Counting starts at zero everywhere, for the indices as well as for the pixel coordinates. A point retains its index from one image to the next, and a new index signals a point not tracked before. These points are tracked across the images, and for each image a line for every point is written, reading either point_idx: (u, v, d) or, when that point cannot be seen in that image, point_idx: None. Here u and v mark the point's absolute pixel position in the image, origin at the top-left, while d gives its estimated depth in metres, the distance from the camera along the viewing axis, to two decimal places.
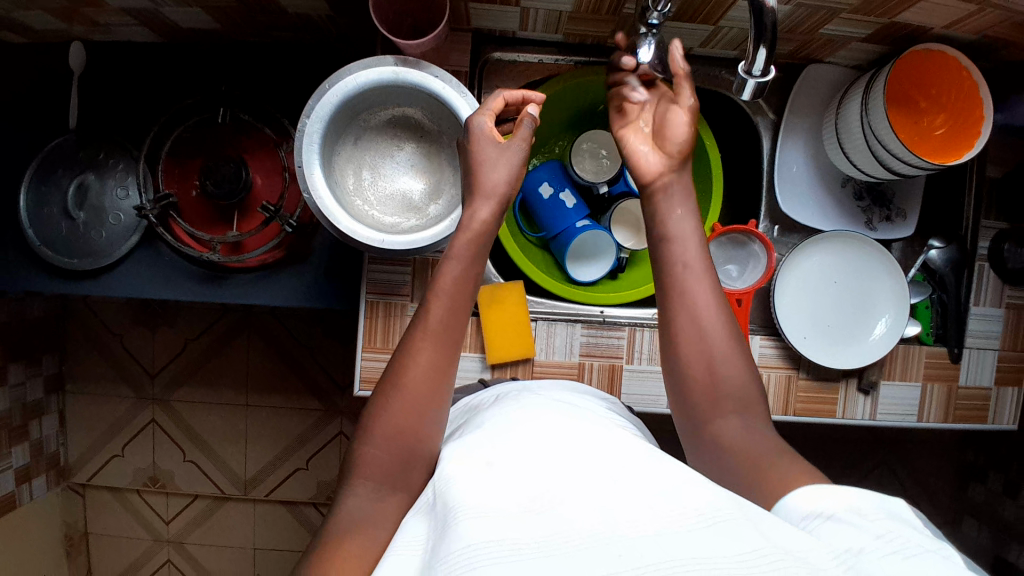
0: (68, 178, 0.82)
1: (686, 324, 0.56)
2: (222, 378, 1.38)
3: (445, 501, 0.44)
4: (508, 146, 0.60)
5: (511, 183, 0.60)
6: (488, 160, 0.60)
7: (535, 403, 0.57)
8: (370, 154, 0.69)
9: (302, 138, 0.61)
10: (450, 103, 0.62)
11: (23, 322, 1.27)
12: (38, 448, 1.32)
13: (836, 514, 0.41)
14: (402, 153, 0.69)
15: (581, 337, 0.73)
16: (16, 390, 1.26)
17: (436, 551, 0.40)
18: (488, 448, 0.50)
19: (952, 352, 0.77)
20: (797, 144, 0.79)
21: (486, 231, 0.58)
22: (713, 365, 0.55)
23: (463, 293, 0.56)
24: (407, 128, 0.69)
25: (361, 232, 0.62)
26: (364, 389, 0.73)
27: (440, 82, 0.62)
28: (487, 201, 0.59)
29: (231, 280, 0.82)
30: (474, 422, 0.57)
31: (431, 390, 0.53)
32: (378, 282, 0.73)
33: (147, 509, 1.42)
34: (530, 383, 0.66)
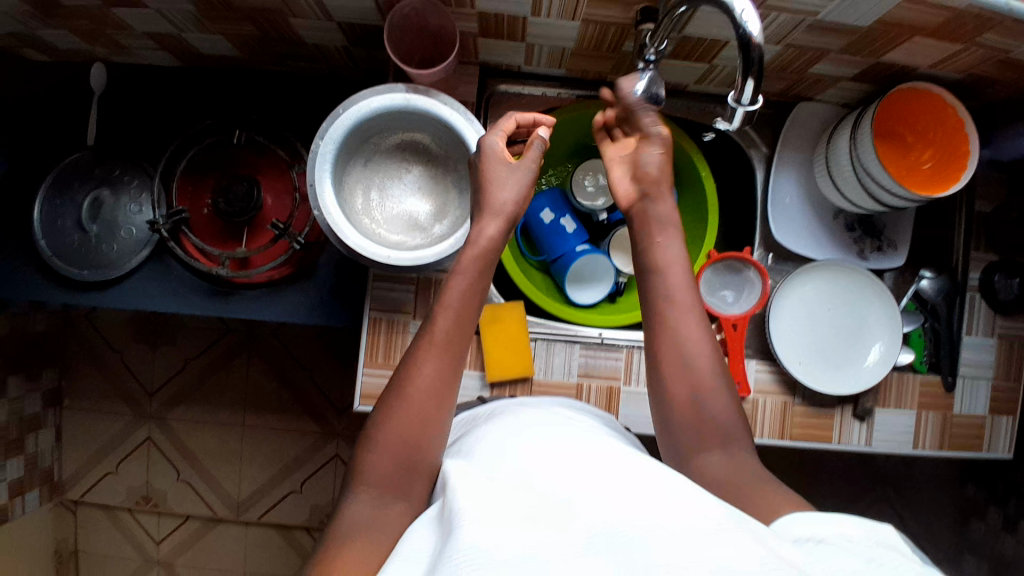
0: (83, 193, 0.85)
1: (672, 360, 0.58)
2: (221, 396, 1.39)
3: (452, 507, 0.46)
4: (517, 166, 0.63)
5: (520, 202, 0.62)
6: (496, 179, 0.62)
7: (531, 416, 0.58)
8: (379, 175, 0.71)
9: (315, 157, 0.63)
10: (458, 128, 0.65)
11: (26, 335, 1.29)
12: (33, 463, 1.32)
13: (827, 538, 0.42)
14: (409, 175, 0.72)
15: (579, 358, 0.75)
16: (15, 404, 1.27)
17: (440, 556, 0.41)
18: (493, 458, 0.51)
19: (946, 380, 0.79)
20: (790, 177, 0.81)
21: (494, 247, 0.61)
22: (700, 392, 0.57)
23: (469, 309, 0.58)
24: (415, 152, 0.72)
25: (368, 249, 0.63)
26: (365, 405, 0.74)
27: (449, 109, 0.65)
28: (495, 218, 0.61)
29: (238, 295, 0.83)
30: (473, 435, 0.58)
31: (435, 403, 0.54)
32: (382, 299, 0.75)
33: (139, 529, 1.41)
34: (527, 399, 0.67)
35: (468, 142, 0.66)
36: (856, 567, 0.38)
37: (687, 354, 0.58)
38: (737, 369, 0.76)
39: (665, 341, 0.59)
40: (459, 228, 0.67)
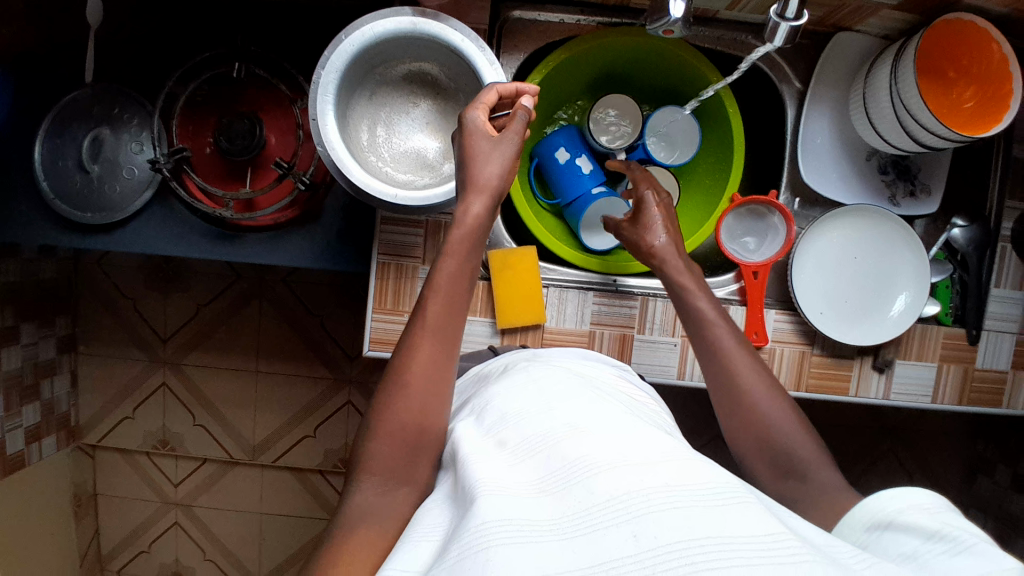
0: (84, 132, 0.82)
1: (737, 411, 0.58)
2: (233, 343, 1.39)
3: (466, 480, 0.44)
4: (499, 140, 0.58)
5: (506, 178, 0.59)
6: (480, 153, 0.58)
7: (541, 370, 0.56)
8: (385, 109, 0.68)
9: (316, 86, 0.60)
10: (469, 56, 0.61)
11: (36, 280, 1.28)
12: (48, 408, 1.34)
13: (891, 522, 0.43)
14: (417, 110, 0.68)
15: (592, 305, 0.72)
16: (28, 349, 1.27)
17: (453, 533, 0.40)
18: (504, 422, 0.50)
19: (971, 334, 0.76)
20: (821, 116, 0.77)
21: (481, 225, 0.57)
22: (750, 406, 0.57)
23: (459, 289, 0.55)
24: (423, 85, 0.68)
25: (373, 185, 0.61)
26: (374, 348, 0.72)
27: (459, 35, 0.61)
28: (480, 195, 0.57)
29: (244, 240, 0.81)
30: (481, 395, 0.56)
31: (439, 374, 0.53)
32: (389, 242, 0.72)
33: (157, 471, 1.43)
34: (537, 352, 0.66)
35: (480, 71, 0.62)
36: (914, 549, 0.40)
37: (742, 398, 0.58)
38: (755, 318, 0.73)
39: (717, 392, 0.59)
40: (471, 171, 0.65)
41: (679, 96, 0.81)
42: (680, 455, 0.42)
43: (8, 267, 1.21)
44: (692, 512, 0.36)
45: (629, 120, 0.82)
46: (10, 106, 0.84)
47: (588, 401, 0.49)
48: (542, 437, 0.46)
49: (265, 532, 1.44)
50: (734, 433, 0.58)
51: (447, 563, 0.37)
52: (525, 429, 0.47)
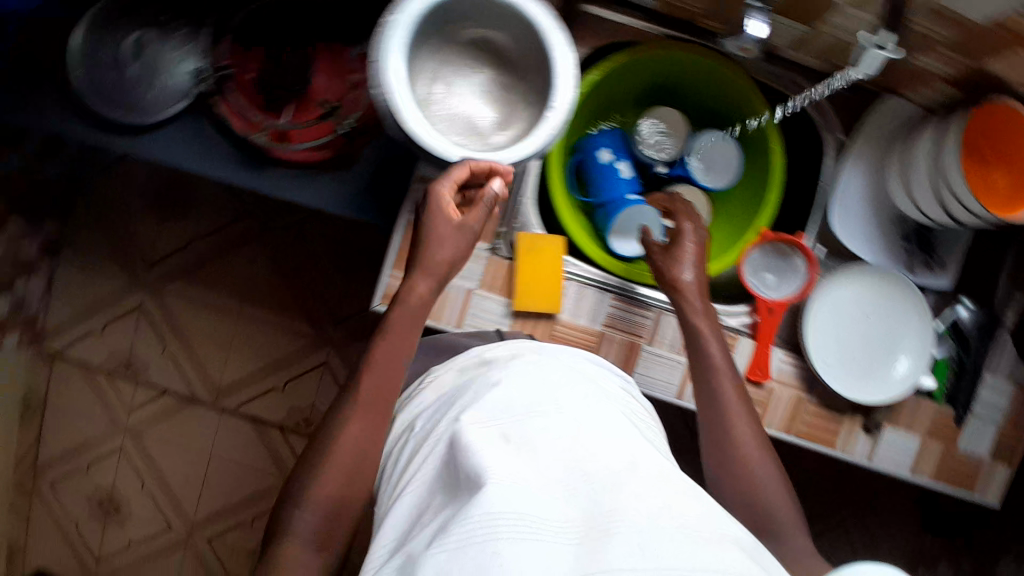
0: (130, 32, 0.80)
1: (737, 464, 0.62)
2: (221, 280, 1.36)
3: (468, 471, 0.49)
4: (459, 228, 0.62)
5: (459, 258, 0.63)
6: (438, 236, 0.62)
7: (546, 368, 0.60)
8: (446, 69, 0.67)
9: (384, 23, 0.58)
10: (542, 30, 0.59)
11: (33, 178, 1.23)
12: (18, 306, 1.28)
13: None
14: (477, 78, 0.68)
15: (608, 306, 0.72)
16: (9, 247, 1.22)
17: (454, 519, 0.45)
18: (506, 419, 0.54)
19: (957, 415, 0.77)
20: (859, 173, 0.78)
21: (428, 302, 0.63)
22: (742, 458, 0.62)
23: (403, 339, 0.61)
24: (489, 54, 0.67)
25: (422, 137, 0.59)
26: (383, 304, 0.71)
27: (536, 7, 0.59)
28: (427, 277, 0.62)
29: (269, 171, 0.79)
30: (486, 378, 0.60)
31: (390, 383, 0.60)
32: (420, 205, 0.72)
33: (114, 394, 1.38)
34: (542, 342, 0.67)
35: (549, 48, 0.60)
36: None
37: (737, 453, 0.62)
38: (761, 353, 0.73)
39: (716, 441, 0.63)
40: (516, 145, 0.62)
41: (729, 121, 0.80)
42: (670, 492, 0.47)
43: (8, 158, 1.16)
44: (669, 545, 0.42)
45: (676, 140, 0.84)
46: None
47: (585, 419, 0.54)
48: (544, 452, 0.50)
49: (210, 478, 1.39)
50: (723, 484, 0.62)
51: (447, 548, 0.43)
52: (530, 439, 0.52)
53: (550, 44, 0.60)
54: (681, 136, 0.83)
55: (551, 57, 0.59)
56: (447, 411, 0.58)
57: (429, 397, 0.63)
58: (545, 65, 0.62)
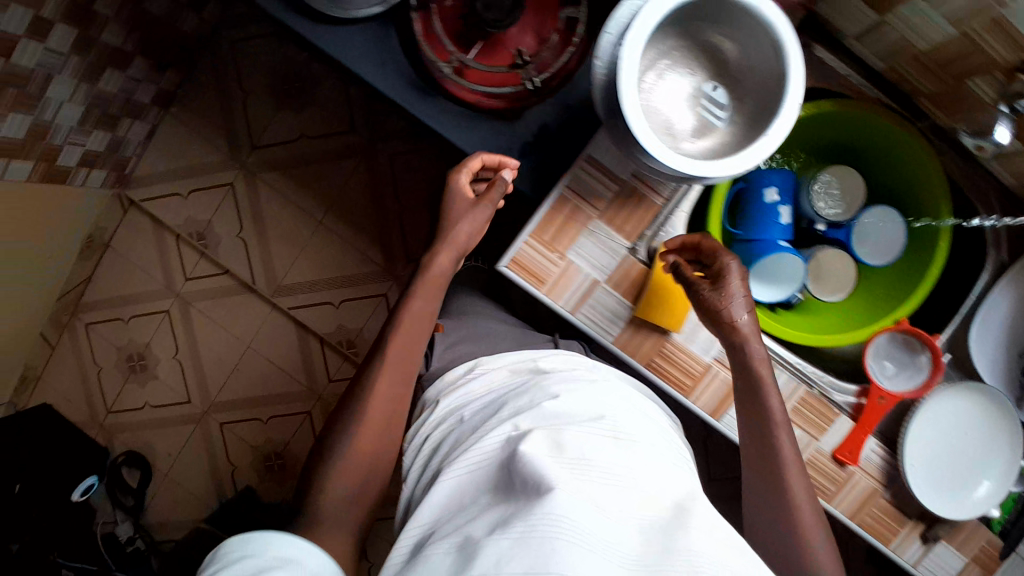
0: None
1: (790, 531, 0.60)
2: (313, 184, 1.36)
3: (530, 469, 0.53)
4: (476, 206, 0.75)
5: (473, 235, 0.76)
6: (457, 215, 0.76)
7: (605, 397, 0.65)
8: (666, 58, 0.64)
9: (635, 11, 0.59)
10: (786, 60, 0.58)
11: (172, 26, 1.23)
12: (116, 145, 1.29)
13: None
14: (690, 77, 0.65)
15: (725, 342, 0.71)
16: (129, 83, 1.22)
17: (520, 514, 0.50)
18: (567, 429, 0.59)
19: (1004, 548, 0.75)
20: (1009, 296, 0.76)
21: (446, 272, 0.76)
22: (800, 532, 0.60)
23: (426, 305, 0.74)
24: (721, 63, 0.65)
25: (634, 120, 0.57)
26: (509, 265, 0.71)
27: (789, 36, 0.58)
28: (446, 248, 0.75)
29: (434, 99, 0.81)
30: (547, 390, 0.65)
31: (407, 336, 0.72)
32: (579, 181, 0.71)
33: (177, 258, 1.40)
34: (570, 356, 0.77)
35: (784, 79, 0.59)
36: None
37: (796, 519, 0.61)
38: (856, 437, 0.72)
39: (776, 508, 0.61)
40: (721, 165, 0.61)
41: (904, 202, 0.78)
42: (710, 521, 0.51)
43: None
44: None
45: (842, 204, 0.80)
46: None
47: (638, 451, 0.58)
48: (588, 452, 0.56)
49: (239, 367, 1.40)
50: (770, 549, 0.61)
51: (515, 537, 0.47)
52: (574, 437, 0.57)
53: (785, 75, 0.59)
54: (849, 201, 0.80)
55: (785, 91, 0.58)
56: (496, 407, 0.67)
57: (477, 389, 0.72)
58: (774, 96, 0.60)
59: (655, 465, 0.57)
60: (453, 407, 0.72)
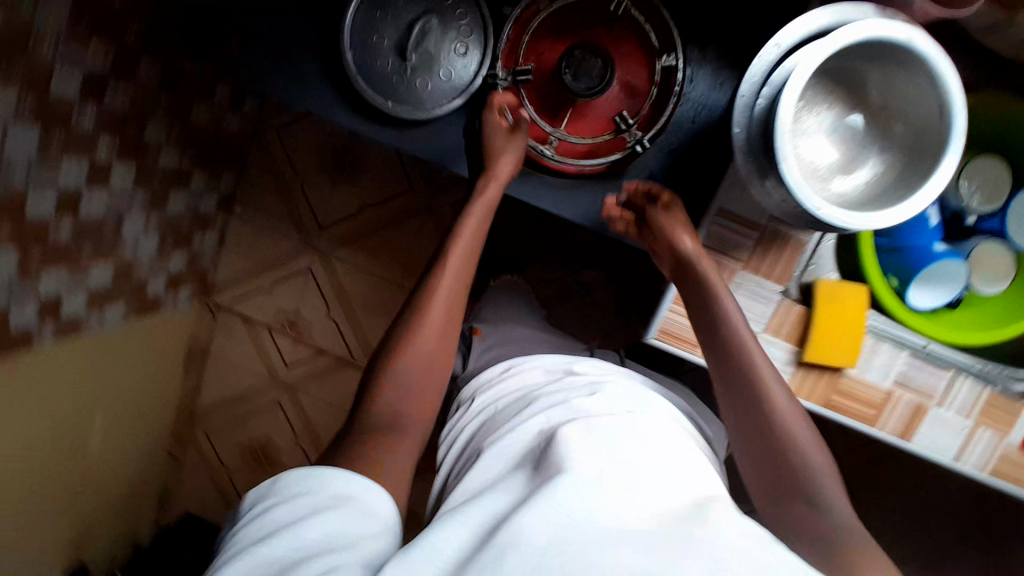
0: (409, 12, 0.78)
1: (778, 450, 0.62)
2: (387, 251, 1.35)
3: (546, 473, 0.50)
4: (513, 139, 0.76)
5: (514, 170, 0.77)
6: (499, 149, 0.76)
7: (658, 409, 0.65)
8: (814, 97, 0.64)
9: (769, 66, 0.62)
10: (952, 109, 0.57)
11: (217, 133, 1.24)
12: (194, 259, 1.32)
13: None
14: (837, 115, 0.65)
15: (901, 364, 0.73)
16: (192, 199, 1.25)
17: (510, 515, 0.46)
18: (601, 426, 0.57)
19: None
20: None
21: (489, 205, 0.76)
22: (782, 445, 0.62)
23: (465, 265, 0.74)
24: (864, 100, 0.65)
25: (793, 172, 0.58)
26: (660, 336, 0.73)
27: (956, 86, 0.57)
28: (496, 183, 0.76)
29: (535, 178, 0.81)
30: (562, 397, 0.65)
31: (457, 278, 0.73)
32: (717, 236, 0.72)
33: (275, 350, 1.42)
34: (603, 364, 0.78)
35: (948, 129, 0.58)
36: None
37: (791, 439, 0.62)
38: None
39: (744, 423, 0.65)
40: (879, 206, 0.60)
41: None
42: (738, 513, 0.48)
43: (200, 110, 1.18)
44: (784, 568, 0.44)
45: (994, 197, 0.76)
46: None
47: (668, 445, 0.56)
48: (625, 435, 0.55)
49: None
50: (753, 452, 0.64)
51: (497, 546, 0.43)
52: (602, 420, 0.57)
53: (947, 106, 0.58)
54: (999, 193, 0.76)
55: (948, 140, 0.58)
56: (527, 403, 0.67)
57: (513, 385, 0.74)
58: (934, 130, 0.60)
59: (677, 451, 0.56)
60: (486, 406, 0.73)
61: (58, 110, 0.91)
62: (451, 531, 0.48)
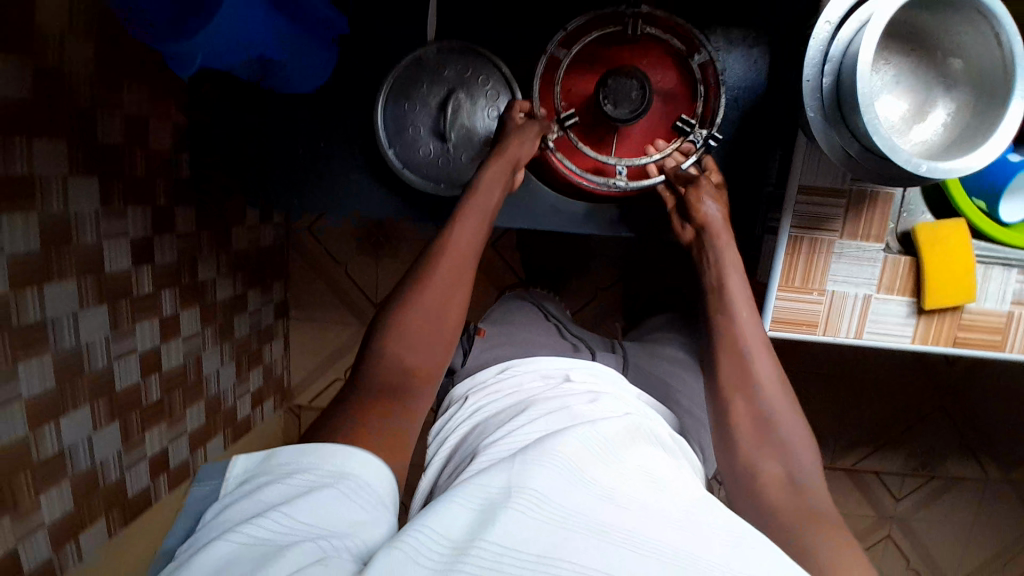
0: (435, 96, 0.80)
1: (764, 436, 0.64)
2: None
3: (531, 469, 0.49)
4: (530, 126, 0.77)
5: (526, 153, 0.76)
6: (518, 140, 0.76)
7: (604, 402, 0.65)
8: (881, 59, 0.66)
9: (830, 40, 0.63)
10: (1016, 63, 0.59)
11: (258, 248, 1.27)
12: (269, 372, 1.34)
13: None
14: (902, 74, 0.66)
15: (1015, 284, 0.73)
16: (253, 317, 1.27)
17: (487, 514, 0.44)
18: (602, 432, 0.55)
19: None
20: None
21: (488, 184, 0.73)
22: (772, 424, 0.64)
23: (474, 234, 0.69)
24: (916, 45, 0.66)
25: (877, 130, 0.59)
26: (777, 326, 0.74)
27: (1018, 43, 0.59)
28: (502, 161, 0.74)
29: (594, 210, 0.87)
30: (555, 403, 0.64)
31: (475, 233, 0.69)
32: (803, 216, 0.72)
33: None
34: (603, 369, 0.75)
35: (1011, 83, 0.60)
36: None
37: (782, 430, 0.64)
38: None
39: (741, 398, 0.67)
40: (961, 154, 0.62)
41: None
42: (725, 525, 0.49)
43: (237, 234, 1.21)
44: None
45: None
46: (351, 80, 0.83)
47: (626, 446, 0.56)
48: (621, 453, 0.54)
49: None
50: (734, 433, 0.65)
51: (483, 551, 0.41)
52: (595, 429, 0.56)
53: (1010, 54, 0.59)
54: None
55: (1012, 90, 0.60)
56: (523, 407, 0.65)
57: (507, 389, 0.71)
58: (996, 84, 0.61)
59: (665, 466, 0.56)
60: (472, 412, 0.70)
61: (121, 284, 0.95)
62: (451, 512, 0.45)
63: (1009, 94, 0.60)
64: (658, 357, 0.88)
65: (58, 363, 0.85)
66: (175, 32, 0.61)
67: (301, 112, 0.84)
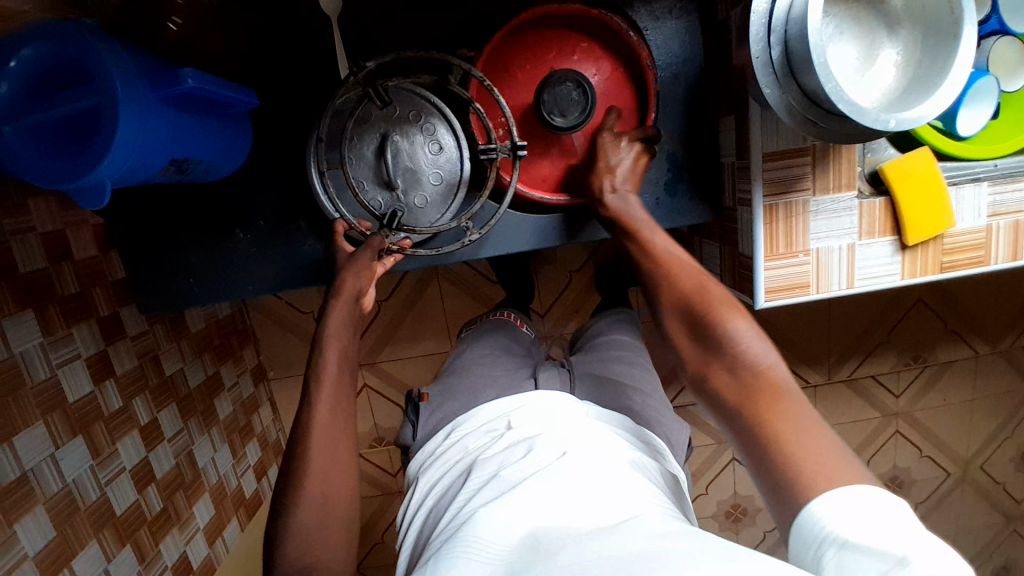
0: (370, 145, 0.75)
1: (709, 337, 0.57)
2: (421, 331, 1.26)
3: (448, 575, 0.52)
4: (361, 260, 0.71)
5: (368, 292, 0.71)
6: (357, 271, 0.70)
7: (540, 442, 0.66)
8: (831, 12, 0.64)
9: (771, 11, 0.61)
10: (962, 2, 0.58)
11: (217, 322, 1.21)
12: (264, 440, 1.30)
13: None
14: (849, 27, 0.64)
15: (988, 196, 0.73)
16: (234, 392, 1.22)
17: None
18: (526, 499, 0.58)
19: None
20: None
21: (347, 312, 0.68)
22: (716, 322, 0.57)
23: (343, 371, 0.65)
24: None
25: (843, 99, 0.58)
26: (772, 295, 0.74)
27: None
28: (342, 304, 0.68)
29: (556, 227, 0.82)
30: (494, 465, 0.66)
31: (344, 374, 0.65)
32: (773, 183, 0.71)
33: (373, 468, 1.33)
34: (550, 394, 0.76)
35: (957, 22, 0.59)
36: None
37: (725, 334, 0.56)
38: None
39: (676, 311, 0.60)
40: (922, 95, 0.61)
41: None
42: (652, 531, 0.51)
43: (192, 314, 1.15)
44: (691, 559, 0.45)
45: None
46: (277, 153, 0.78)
47: (554, 496, 0.58)
48: (549, 504, 0.57)
49: None
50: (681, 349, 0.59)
51: None
52: (518, 502, 0.58)
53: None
54: None
55: (961, 29, 0.59)
56: (466, 472, 0.68)
57: (454, 453, 0.73)
58: (944, 24, 0.61)
59: (599, 489, 0.58)
60: (426, 494, 0.72)
61: (90, 408, 0.88)
62: None
63: (957, 24, 0.59)
64: (607, 361, 0.86)
65: (53, 509, 0.79)
66: (72, 167, 0.54)
67: (233, 195, 0.78)
